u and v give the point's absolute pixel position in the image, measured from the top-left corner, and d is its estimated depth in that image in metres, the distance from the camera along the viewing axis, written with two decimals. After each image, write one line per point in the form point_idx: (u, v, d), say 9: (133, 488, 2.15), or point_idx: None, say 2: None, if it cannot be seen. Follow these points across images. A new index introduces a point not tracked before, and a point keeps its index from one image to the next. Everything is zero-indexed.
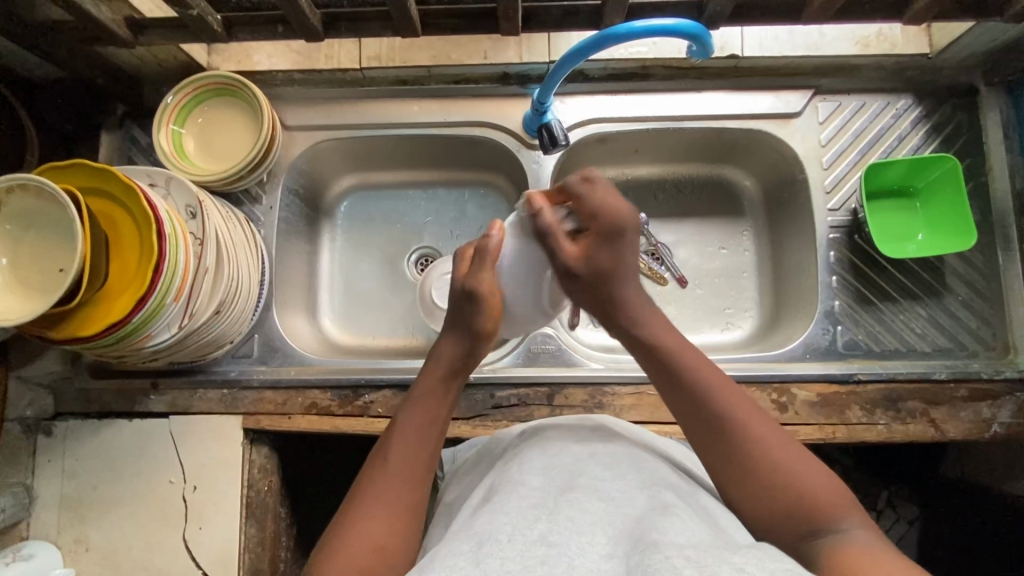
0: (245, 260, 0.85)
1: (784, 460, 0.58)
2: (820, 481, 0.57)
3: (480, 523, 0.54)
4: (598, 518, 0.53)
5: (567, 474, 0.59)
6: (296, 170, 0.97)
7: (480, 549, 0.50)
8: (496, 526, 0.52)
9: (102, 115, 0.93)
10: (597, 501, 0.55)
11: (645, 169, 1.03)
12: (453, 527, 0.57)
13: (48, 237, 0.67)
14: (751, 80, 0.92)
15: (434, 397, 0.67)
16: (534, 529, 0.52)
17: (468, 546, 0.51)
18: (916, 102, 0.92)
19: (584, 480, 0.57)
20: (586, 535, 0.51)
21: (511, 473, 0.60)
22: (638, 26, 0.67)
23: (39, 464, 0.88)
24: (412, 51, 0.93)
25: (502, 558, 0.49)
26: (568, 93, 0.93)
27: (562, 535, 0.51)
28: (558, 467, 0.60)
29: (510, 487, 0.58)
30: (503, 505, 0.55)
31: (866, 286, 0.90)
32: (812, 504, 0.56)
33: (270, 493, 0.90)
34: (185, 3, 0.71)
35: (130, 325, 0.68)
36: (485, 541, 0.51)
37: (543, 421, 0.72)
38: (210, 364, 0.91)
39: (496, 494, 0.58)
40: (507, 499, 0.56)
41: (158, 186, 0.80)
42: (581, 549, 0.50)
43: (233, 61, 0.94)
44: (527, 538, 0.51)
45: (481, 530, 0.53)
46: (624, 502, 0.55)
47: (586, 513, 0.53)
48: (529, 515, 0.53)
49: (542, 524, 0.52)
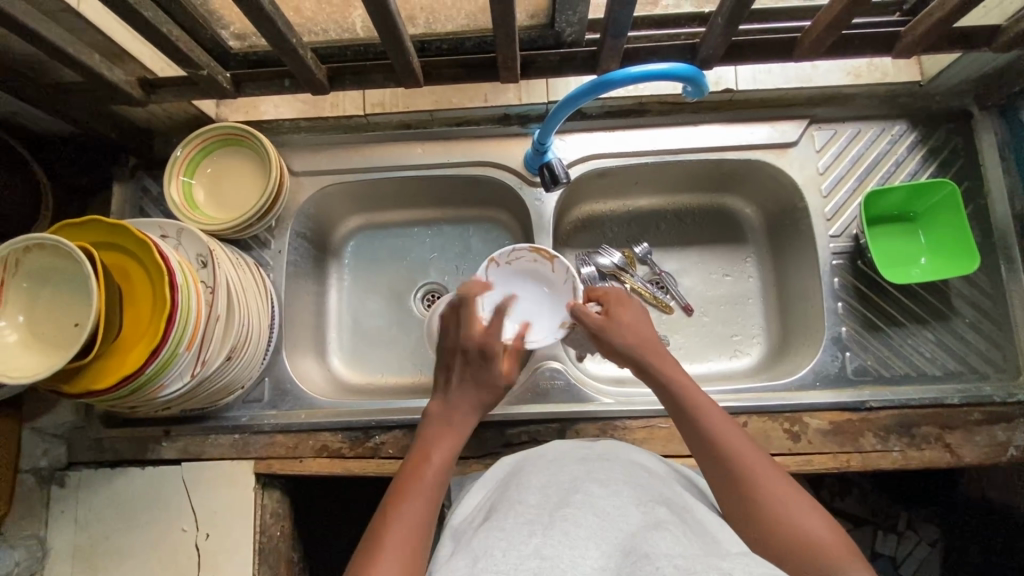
0: (255, 305, 0.87)
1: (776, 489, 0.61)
2: (811, 511, 0.59)
3: (480, 539, 0.55)
4: (593, 531, 0.53)
5: (563, 490, 0.59)
6: (304, 214, 0.98)
7: (476, 564, 0.51)
8: (491, 543, 0.53)
9: (114, 167, 0.96)
10: (591, 515, 0.55)
11: (646, 200, 1.05)
12: (455, 548, 0.58)
13: (57, 293, 0.68)
14: (746, 112, 0.94)
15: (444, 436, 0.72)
16: (528, 543, 0.52)
17: (465, 562, 0.53)
18: (911, 128, 0.93)
19: (579, 495, 0.58)
20: (578, 548, 0.51)
21: (511, 494, 0.62)
22: (633, 71, 0.68)
23: (52, 515, 0.88)
24: (414, 97, 0.96)
25: (496, 568, 0.50)
26: (567, 130, 0.95)
27: (556, 548, 0.51)
28: (555, 486, 0.61)
29: (508, 506, 0.59)
30: (500, 522, 0.56)
31: (872, 312, 0.90)
32: (804, 530, 0.57)
33: (283, 538, 0.90)
34: (195, 65, 0.74)
35: (143, 376, 0.69)
36: (481, 557, 0.52)
37: (539, 446, 0.73)
38: (222, 409, 0.91)
39: (495, 512, 0.60)
40: (505, 515, 0.57)
41: (170, 237, 0.82)
42: (575, 561, 0.50)
43: (241, 112, 0.98)
44: (521, 553, 0.51)
45: (478, 547, 0.54)
46: (619, 515, 0.55)
47: (580, 525, 0.53)
48: (523, 531, 0.54)
49: (536, 538, 0.53)
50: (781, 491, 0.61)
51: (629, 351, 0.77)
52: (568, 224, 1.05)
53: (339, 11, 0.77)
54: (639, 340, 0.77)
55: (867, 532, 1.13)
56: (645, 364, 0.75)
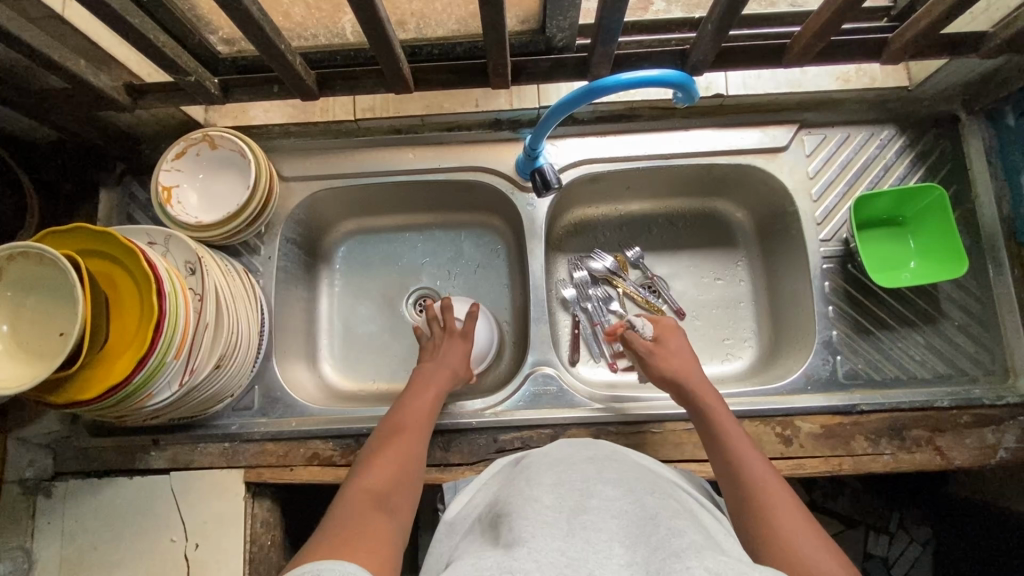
0: (244, 313, 0.86)
1: (783, 508, 0.64)
2: (802, 532, 0.61)
3: (505, 534, 0.54)
4: (614, 533, 0.53)
5: (577, 492, 0.59)
6: (294, 220, 0.98)
7: (510, 552, 0.50)
8: (525, 532, 0.52)
9: (102, 173, 0.95)
10: (610, 519, 0.55)
11: (638, 204, 1.05)
12: (464, 546, 0.58)
13: (44, 302, 0.67)
14: (737, 117, 0.94)
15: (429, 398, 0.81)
16: (556, 542, 0.51)
17: (496, 553, 0.51)
18: (899, 132, 0.94)
19: (594, 499, 0.57)
20: (603, 549, 0.51)
21: (524, 491, 0.61)
22: (625, 77, 0.68)
23: (38, 526, 0.87)
24: (405, 103, 0.94)
25: (535, 555, 0.49)
26: (559, 135, 0.95)
27: (582, 550, 0.50)
28: (567, 486, 0.60)
29: (521, 505, 0.58)
30: (522, 516, 0.55)
31: (862, 315, 0.90)
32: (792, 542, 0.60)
33: (274, 547, 0.89)
34: (182, 70, 0.73)
35: (131, 385, 0.68)
36: (513, 547, 0.51)
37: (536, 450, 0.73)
38: (211, 418, 0.90)
39: (509, 509, 0.58)
40: (521, 513, 0.56)
41: (157, 244, 0.81)
42: (602, 560, 0.50)
43: (231, 117, 0.97)
44: (549, 545, 0.50)
45: (506, 542, 0.52)
46: (636, 513, 0.56)
47: (601, 528, 0.53)
48: (547, 527, 0.53)
49: (560, 539, 0.51)
50: (795, 522, 0.62)
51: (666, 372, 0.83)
52: (561, 228, 1.05)
53: (328, 17, 0.76)
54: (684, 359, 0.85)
55: (860, 532, 1.14)
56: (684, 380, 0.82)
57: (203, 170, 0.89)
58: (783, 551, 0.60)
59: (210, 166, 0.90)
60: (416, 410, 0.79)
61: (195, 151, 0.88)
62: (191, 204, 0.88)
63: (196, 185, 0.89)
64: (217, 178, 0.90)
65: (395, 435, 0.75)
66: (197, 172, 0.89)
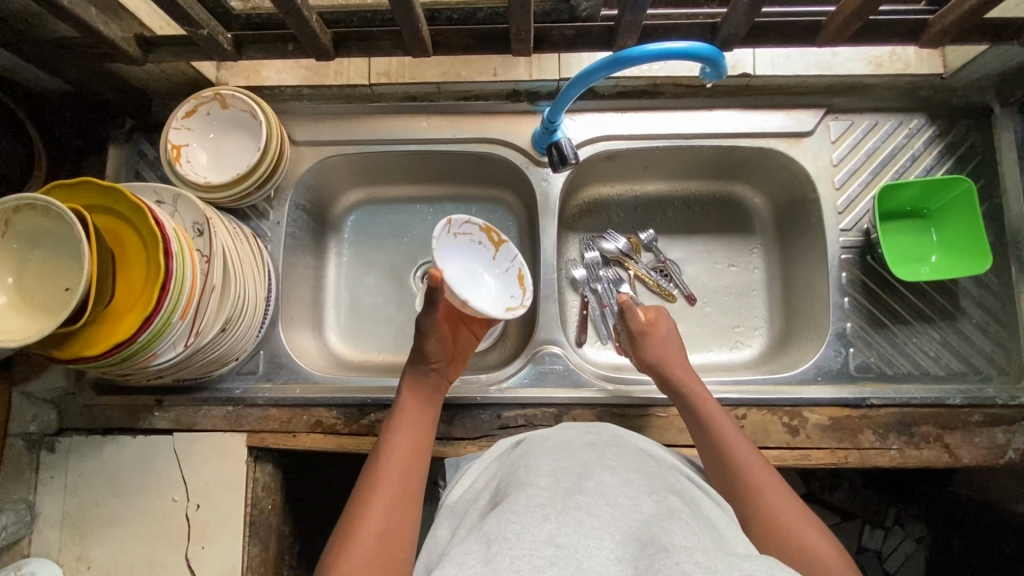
0: (251, 276, 0.85)
1: (773, 488, 0.65)
2: (795, 515, 0.62)
3: (491, 523, 0.54)
4: (607, 522, 0.52)
5: (574, 477, 0.58)
6: (304, 185, 0.96)
7: (490, 548, 0.50)
8: (507, 526, 0.52)
9: (110, 129, 0.93)
10: (605, 505, 0.54)
11: (654, 185, 1.03)
12: (463, 529, 0.58)
13: (50, 256, 0.66)
14: (762, 98, 0.91)
15: (421, 413, 0.76)
16: (543, 529, 0.51)
17: (480, 547, 0.51)
18: (929, 122, 0.91)
19: (592, 483, 0.57)
20: (594, 538, 0.50)
21: (522, 478, 0.60)
22: (651, 48, 0.65)
23: (42, 480, 0.87)
24: (422, 69, 0.93)
25: (511, 557, 0.48)
26: (578, 110, 0.92)
27: (571, 537, 0.50)
28: (565, 471, 0.60)
29: (518, 491, 0.57)
30: (513, 506, 0.55)
31: (878, 309, 0.88)
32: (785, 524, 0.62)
33: (274, 512, 0.89)
34: (195, 23, 0.70)
35: (135, 345, 0.67)
36: (496, 541, 0.51)
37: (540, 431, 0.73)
38: (216, 381, 0.90)
39: (506, 497, 0.58)
40: (515, 500, 0.55)
41: (165, 203, 0.80)
42: (590, 551, 0.49)
43: (242, 76, 0.95)
44: (535, 538, 0.50)
45: (491, 531, 0.52)
46: (632, 505, 0.55)
47: (594, 515, 0.52)
48: (536, 515, 0.52)
49: (551, 525, 0.51)
50: (787, 504, 0.63)
51: (657, 361, 0.81)
52: (574, 207, 1.03)
53: None
54: (672, 361, 0.81)
55: (855, 525, 1.14)
56: (672, 369, 0.80)
57: (215, 129, 0.87)
58: (786, 549, 0.60)
59: (220, 126, 0.88)
60: (407, 433, 0.74)
61: (209, 110, 0.87)
62: (198, 159, 0.87)
63: (207, 142, 0.87)
64: (227, 139, 0.88)
65: (387, 471, 0.69)
66: (209, 130, 0.87)
